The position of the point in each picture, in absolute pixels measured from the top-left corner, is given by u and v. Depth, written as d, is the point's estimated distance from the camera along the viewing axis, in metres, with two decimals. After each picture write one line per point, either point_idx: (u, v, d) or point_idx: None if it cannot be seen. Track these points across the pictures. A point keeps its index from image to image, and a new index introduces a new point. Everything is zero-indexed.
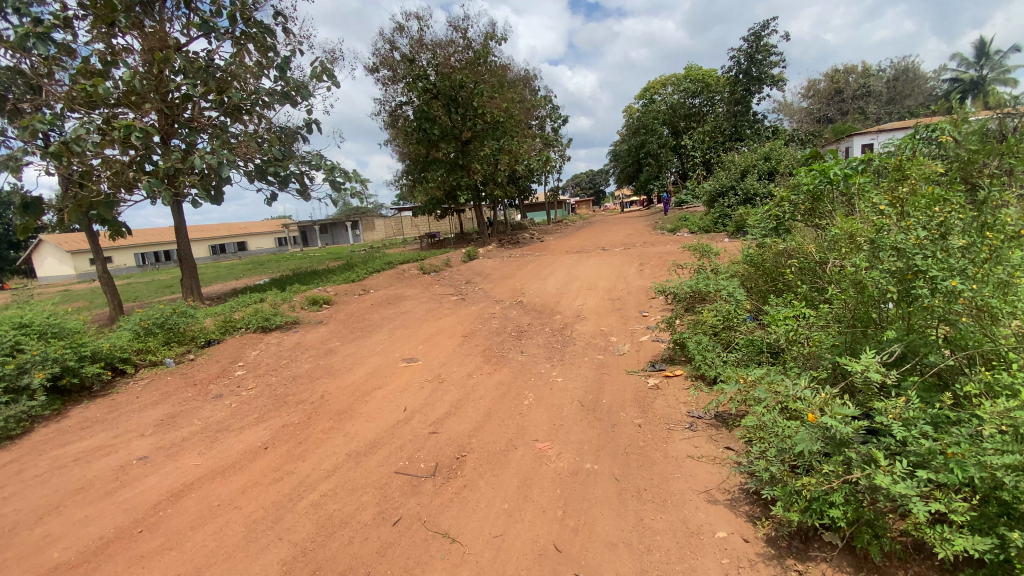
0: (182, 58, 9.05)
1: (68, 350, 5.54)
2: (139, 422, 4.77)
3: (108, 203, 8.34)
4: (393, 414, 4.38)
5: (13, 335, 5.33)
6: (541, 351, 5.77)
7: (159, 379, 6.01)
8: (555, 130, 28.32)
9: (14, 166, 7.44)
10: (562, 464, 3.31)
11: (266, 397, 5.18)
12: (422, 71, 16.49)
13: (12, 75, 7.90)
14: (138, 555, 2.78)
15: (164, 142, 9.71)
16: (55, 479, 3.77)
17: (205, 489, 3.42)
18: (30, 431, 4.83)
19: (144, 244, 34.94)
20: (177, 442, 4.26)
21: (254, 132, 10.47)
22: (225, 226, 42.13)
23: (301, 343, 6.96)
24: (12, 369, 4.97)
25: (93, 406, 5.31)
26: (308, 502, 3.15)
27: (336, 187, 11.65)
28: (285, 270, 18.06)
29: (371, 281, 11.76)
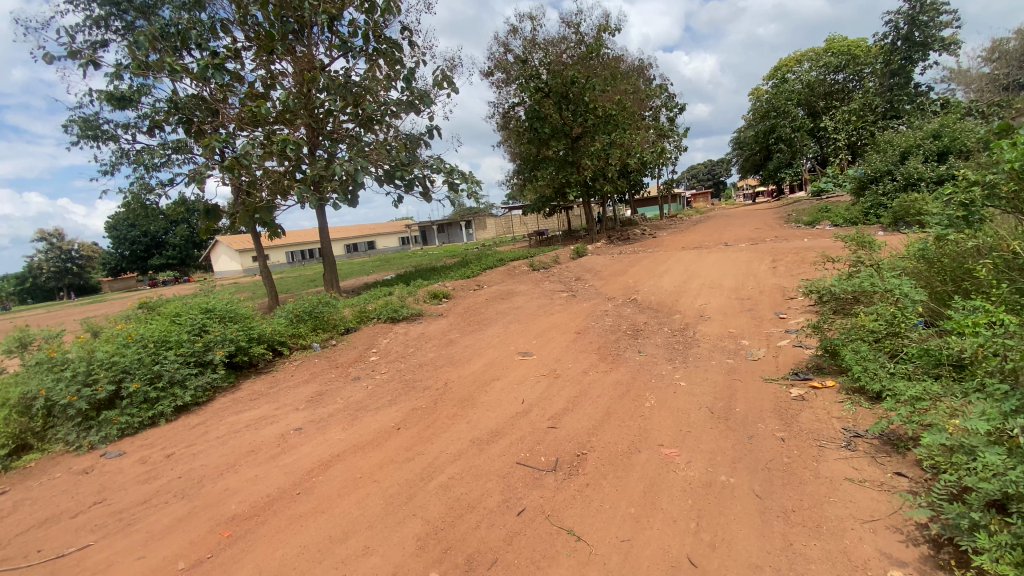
0: (326, 77, 10.15)
1: (241, 332, 6.54)
2: (293, 398, 5.44)
3: (268, 207, 9.69)
4: (512, 406, 4.47)
5: (201, 317, 6.41)
6: (661, 351, 5.51)
7: (308, 360, 6.85)
8: (671, 120, 26.96)
9: (200, 177, 8.97)
10: (692, 473, 3.10)
11: (396, 381, 5.63)
12: (535, 70, 16.69)
13: (197, 101, 9.56)
14: (298, 514, 3.15)
15: (312, 153, 10.99)
16: (232, 442, 4.46)
17: (349, 462, 3.78)
18: (212, 399, 5.77)
19: (293, 243, 40.24)
20: (325, 417, 4.79)
21: (383, 140, 11.44)
22: (357, 227, 46.88)
23: (424, 334, 7.43)
24: (201, 346, 5.99)
25: (259, 382, 6.20)
26: (437, 482, 3.34)
27: (455, 189, 12.27)
28: (407, 267, 19.43)
29: (485, 277, 12.19)
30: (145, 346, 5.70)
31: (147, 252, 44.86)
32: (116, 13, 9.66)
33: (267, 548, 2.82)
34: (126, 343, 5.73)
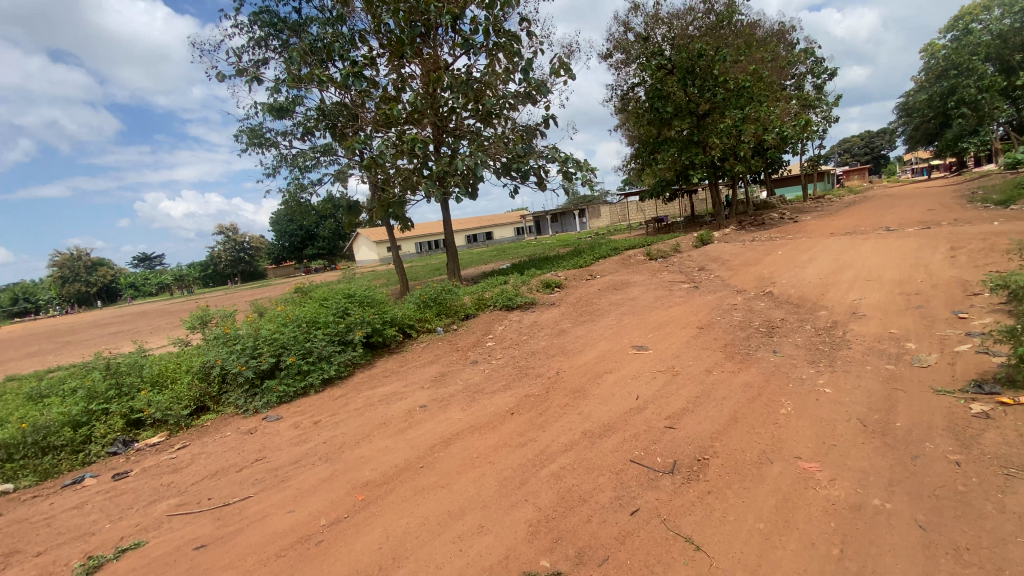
0: (449, 76, 10.64)
1: (376, 316, 7.22)
2: (418, 378, 5.88)
3: (399, 202, 10.50)
4: (626, 401, 4.33)
5: (344, 301, 7.18)
6: (799, 352, 4.92)
7: (432, 343, 7.34)
8: (818, 88, 23.76)
9: (343, 177, 10.02)
10: (837, 493, 2.72)
11: (511, 367, 5.78)
12: (657, 47, 15.87)
13: (341, 108, 10.65)
14: (421, 487, 3.39)
15: (436, 149, 11.65)
16: (367, 414, 4.95)
17: (466, 441, 3.98)
18: (352, 374, 6.46)
19: (420, 235, 43.48)
20: (446, 396, 5.10)
21: (502, 133, 11.73)
22: (476, 218, 49.10)
23: (538, 322, 7.52)
24: (343, 327, 6.73)
25: (389, 361, 6.80)
26: (549, 471, 3.36)
27: (570, 178, 12.18)
28: (522, 256, 19.82)
29: (599, 266, 11.97)
30: (299, 325, 6.55)
31: (302, 243, 51.67)
32: (273, 33, 11.10)
33: (393, 515, 3.08)
34: (285, 323, 6.63)
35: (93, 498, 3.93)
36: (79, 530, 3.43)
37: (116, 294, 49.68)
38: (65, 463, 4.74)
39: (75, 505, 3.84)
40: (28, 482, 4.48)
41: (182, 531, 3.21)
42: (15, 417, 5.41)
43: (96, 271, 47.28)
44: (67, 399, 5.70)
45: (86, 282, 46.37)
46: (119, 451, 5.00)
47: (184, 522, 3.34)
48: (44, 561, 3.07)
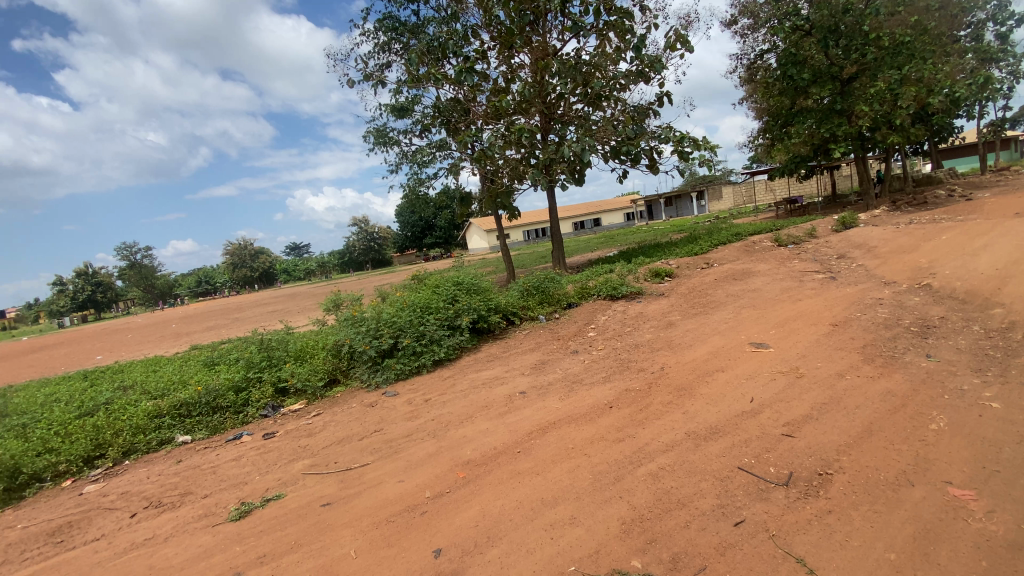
0: (558, 61, 10.55)
1: (482, 303, 7.51)
2: (520, 364, 6.03)
3: (507, 192, 10.72)
4: (738, 403, 4.01)
5: (453, 289, 7.58)
6: (962, 358, 4.14)
7: (535, 331, 7.46)
8: (1007, 34, 19.41)
9: (456, 170, 10.48)
10: (1002, 532, 2.27)
11: (613, 359, 5.66)
12: (793, 6, 14.19)
13: (455, 104, 11.13)
14: (517, 471, 3.49)
15: (544, 137, 11.67)
16: (471, 396, 5.20)
17: (563, 431, 4.00)
18: (459, 358, 6.82)
19: (529, 223, 44.20)
20: (546, 385, 5.17)
21: (612, 116, 11.35)
22: (585, 205, 48.52)
23: (644, 313, 7.25)
24: (452, 312, 7.12)
25: (494, 346, 7.06)
26: (646, 470, 3.25)
27: (685, 158, 11.44)
28: (631, 243, 19.17)
29: (716, 254, 11.13)
30: (414, 310, 7.06)
31: (421, 232, 55.48)
32: (395, 37, 11.91)
33: (489, 496, 3.22)
34: (402, 307, 7.20)
35: (247, 453, 4.68)
36: (236, 478, 4.11)
37: (274, 278, 57.90)
38: (229, 421, 5.67)
39: (235, 458, 4.61)
40: (203, 434, 5.45)
41: (312, 489, 3.69)
42: (196, 380, 6.61)
43: (259, 258, 55.54)
44: (233, 368, 6.82)
45: (251, 268, 54.85)
46: (268, 414, 5.85)
47: (313, 481, 3.83)
48: (211, 502, 3.73)
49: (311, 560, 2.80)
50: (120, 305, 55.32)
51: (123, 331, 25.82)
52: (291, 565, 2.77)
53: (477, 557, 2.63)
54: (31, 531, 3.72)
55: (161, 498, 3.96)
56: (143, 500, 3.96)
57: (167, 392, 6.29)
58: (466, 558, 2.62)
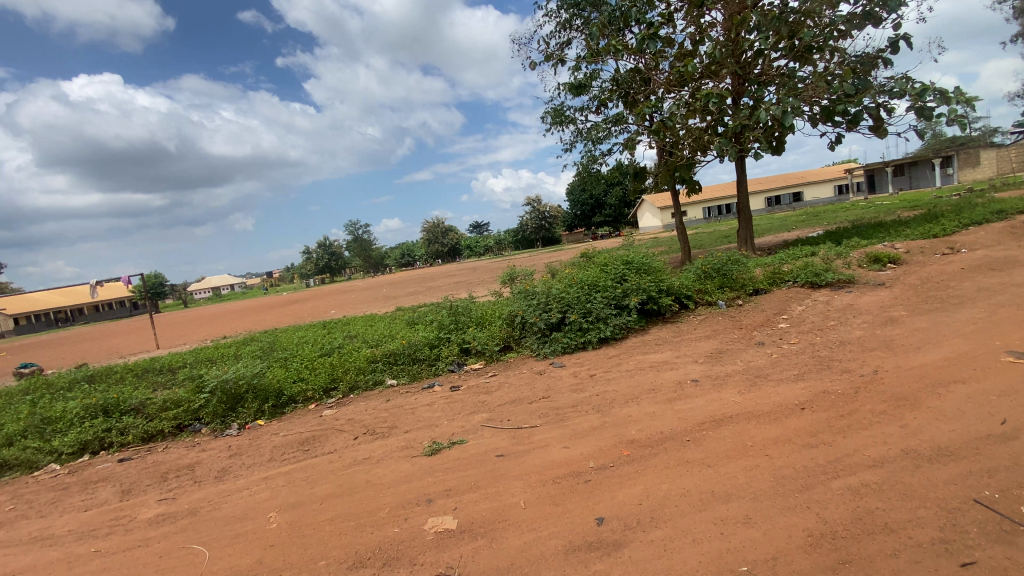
0: (758, 14, 9.32)
1: (653, 283, 7.24)
2: (693, 351, 5.69)
3: (688, 164, 9.98)
4: (986, 424, 3.17)
5: (622, 268, 7.47)
6: None
7: (712, 317, 6.94)
8: None
9: (632, 144, 10.15)
10: None
11: (808, 355, 4.96)
12: None
13: (634, 75, 10.69)
14: (686, 459, 3.34)
15: (735, 102, 10.52)
16: (638, 377, 5.13)
17: (740, 427, 3.69)
18: (627, 338, 6.72)
19: (710, 200, 40.72)
20: (723, 375, 4.80)
21: (824, 70, 9.63)
22: (781, 179, 42.59)
23: (853, 305, 6.15)
24: (621, 292, 7.02)
25: (665, 330, 6.79)
26: (844, 483, 2.82)
27: (927, 115, 9.16)
28: (841, 223, 16.25)
29: (967, 237, 8.77)
30: (582, 287, 7.19)
31: (593, 211, 55.51)
32: (577, 13, 11.89)
33: (655, 477, 3.17)
34: (572, 283, 7.39)
35: (436, 401, 5.42)
36: (428, 421, 4.79)
37: (458, 253, 64.32)
38: (424, 371, 6.61)
39: (427, 403, 5.38)
40: (405, 380, 6.46)
41: (488, 441, 4.10)
42: (399, 335, 7.84)
43: (448, 235, 62.34)
44: (427, 329, 7.89)
45: (442, 244, 61.93)
46: (453, 370, 6.64)
47: (489, 434, 4.25)
48: (409, 438, 4.43)
49: (486, 502, 3.15)
50: (345, 271, 67.96)
51: (348, 292, 31.79)
52: (470, 503, 3.16)
53: (639, 533, 2.64)
54: (291, 438, 4.92)
55: (374, 428, 4.85)
56: (362, 428, 4.89)
57: (379, 343, 7.60)
58: (628, 532, 2.65)
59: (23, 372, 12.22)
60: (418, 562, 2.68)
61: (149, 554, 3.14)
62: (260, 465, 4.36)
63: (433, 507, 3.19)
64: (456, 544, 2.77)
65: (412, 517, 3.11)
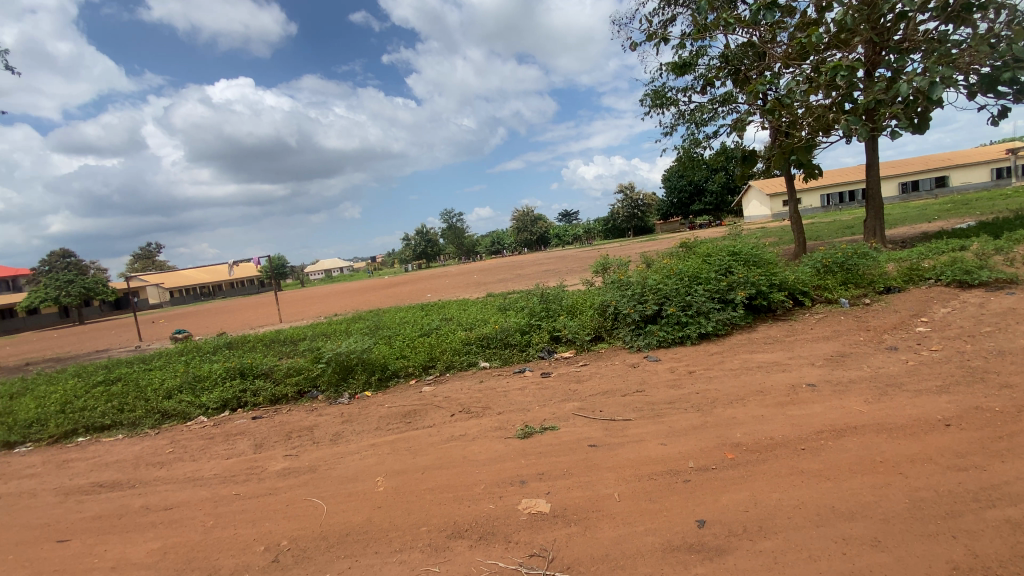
0: None
1: (763, 277, 6.70)
2: (808, 352, 5.19)
3: (806, 146, 9.02)
4: None
5: (728, 260, 7.01)
6: None
7: (832, 316, 6.27)
8: None
9: (742, 125, 9.39)
10: None
11: (956, 365, 4.29)
12: None
13: (747, 49, 9.82)
14: (801, 469, 3.06)
15: (869, 75, 9.27)
16: (744, 377, 4.79)
17: (867, 440, 3.30)
18: (730, 335, 6.29)
19: (829, 186, 36.68)
20: (845, 381, 4.32)
21: (989, 31, 8.14)
22: (921, 162, 37.13)
23: (1018, 310, 5.20)
24: (726, 285, 6.59)
25: (775, 328, 6.26)
26: (1003, 515, 2.41)
27: None
28: (1001, 212, 13.77)
29: None
30: (682, 278, 6.85)
31: (691, 198, 52.56)
32: None
33: (763, 485, 2.95)
34: (670, 274, 7.07)
35: (529, 386, 5.50)
36: (521, 405, 4.88)
37: (548, 241, 64.44)
38: (515, 356, 6.74)
39: (520, 387, 5.49)
40: (497, 363, 6.64)
41: (582, 429, 4.08)
42: (492, 320, 8.07)
43: (538, 223, 62.62)
44: (519, 315, 8.03)
45: (531, 232, 62.45)
46: (544, 356, 6.68)
47: (581, 423, 4.23)
48: (503, 419, 4.54)
49: (580, 490, 3.14)
50: (440, 257, 71.12)
51: (442, 277, 33.27)
52: (563, 489, 3.17)
53: (745, 541, 2.47)
54: (394, 410, 5.29)
55: (469, 407, 5.04)
56: (458, 406, 5.11)
57: (473, 326, 7.88)
58: (733, 539, 2.50)
59: (178, 336, 14.38)
60: (513, 540, 2.75)
61: (278, 501, 3.55)
62: (367, 432, 4.74)
63: (527, 489, 3.24)
64: (550, 528, 2.80)
65: (507, 496, 3.19)
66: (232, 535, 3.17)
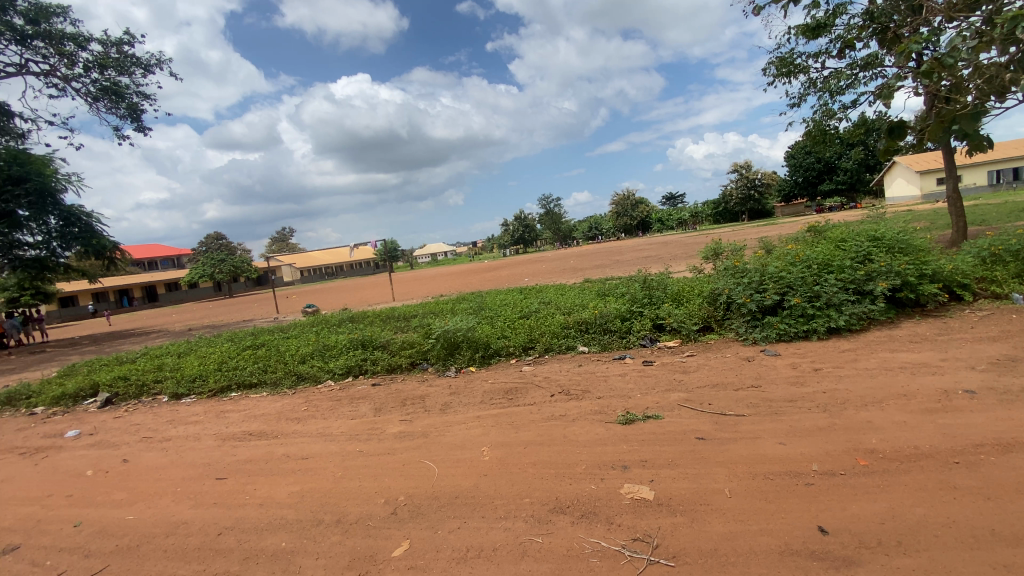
0: None
1: (912, 266, 5.88)
2: (967, 354, 4.46)
3: None
4: None
5: (868, 246, 6.24)
6: None
7: (1001, 314, 5.31)
8: None
9: None
10: None
11: None
12: None
13: None
14: (952, 484, 2.67)
15: None
16: (880, 378, 4.26)
17: None
18: (866, 330, 5.60)
19: (1001, 160, 30.69)
20: (1016, 390, 3.66)
21: None
22: None
23: None
24: (863, 275, 5.86)
25: (923, 325, 5.45)
26: None
27: None
28: None
29: None
30: (808, 266, 6.22)
31: (818, 178, 47.12)
32: None
33: (902, 497, 2.62)
34: (794, 262, 6.45)
35: (630, 373, 5.41)
36: (622, 391, 4.82)
37: (650, 226, 61.95)
38: (616, 342, 6.63)
39: (621, 373, 5.42)
40: (597, 348, 6.59)
41: (688, 421, 3.93)
42: (592, 305, 8.00)
43: (640, 207, 60.34)
44: (619, 301, 7.87)
45: (632, 216, 60.45)
46: (645, 344, 6.49)
47: (688, 414, 4.07)
48: (604, 404, 4.53)
49: (686, 481, 3.05)
50: (538, 242, 71.61)
51: (541, 262, 33.45)
52: (669, 478, 3.10)
53: (878, 555, 2.24)
54: (497, 386, 5.50)
55: (570, 389, 5.08)
56: (558, 387, 5.18)
57: (572, 310, 7.89)
58: (863, 551, 2.27)
59: (308, 310, 16.22)
60: (616, 523, 2.75)
61: (395, 460, 3.91)
62: (472, 405, 4.99)
63: (630, 474, 3.22)
64: (654, 515, 2.77)
65: (609, 479, 3.20)
66: (358, 486, 3.56)
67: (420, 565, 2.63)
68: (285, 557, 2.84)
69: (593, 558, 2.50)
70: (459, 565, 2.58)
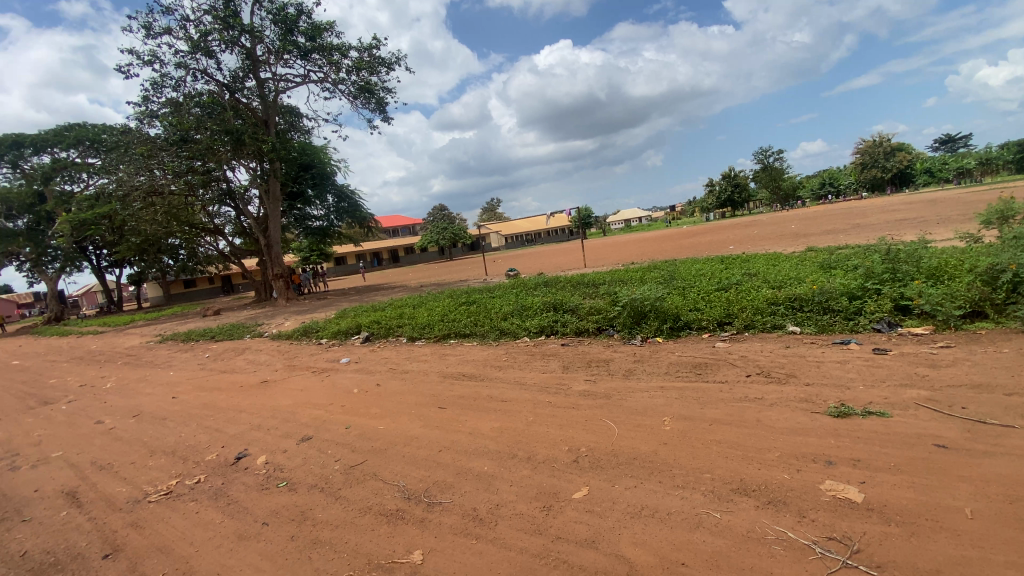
0: None
1: None
2: None
3: None
4: None
5: None
6: None
7: None
8: None
9: None
10: None
11: None
12: None
13: None
14: None
15: None
16: None
17: None
18: None
19: None
20: None
21: None
22: None
23: None
24: None
25: None
26: None
27: None
28: None
29: None
30: None
31: None
32: None
33: None
34: None
35: (853, 361, 4.65)
36: (838, 380, 4.22)
37: (909, 180, 49.11)
38: (837, 324, 5.70)
39: (839, 360, 4.71)
40: (811, 330, 5.75)
41: (926, 424, 3.27)
42: (810, 280, 6.99)
43: (896, 156, 48.09)
44: (848, 277, 6.69)
45: (883, 167, 48.70)
46: (880, 329, 5.41)
47: (926, 416, 3.38)
48: (810, 392, 4.06)
49: (909, 491, 2.61)
50: (749, 204, 63.66)
51: (753, 227, 29.83)
52: (885, 484, 2.70)
53: None
54: (687, 359, 5.37)
55: (770, 371, 4.67)
56: (756, 367, 4.80)
57: (783, 285, 7.04)
58: None
59: (509, 273, 17.83)
60: (809, 517, 2.55)
61: (581, 416, 4.23)
62: (660, 375, 5.01)
63: (833, 470, 2.90)
64: (857, 519, 2.48)
65: (806, 471, 2.94)
66: (546, 433, 3.99)
67: (596, 511, 2.89)
68: (486, 479, 3.43)
69: (775, 546, 2.39)
70: (632, 520, 2.76)
